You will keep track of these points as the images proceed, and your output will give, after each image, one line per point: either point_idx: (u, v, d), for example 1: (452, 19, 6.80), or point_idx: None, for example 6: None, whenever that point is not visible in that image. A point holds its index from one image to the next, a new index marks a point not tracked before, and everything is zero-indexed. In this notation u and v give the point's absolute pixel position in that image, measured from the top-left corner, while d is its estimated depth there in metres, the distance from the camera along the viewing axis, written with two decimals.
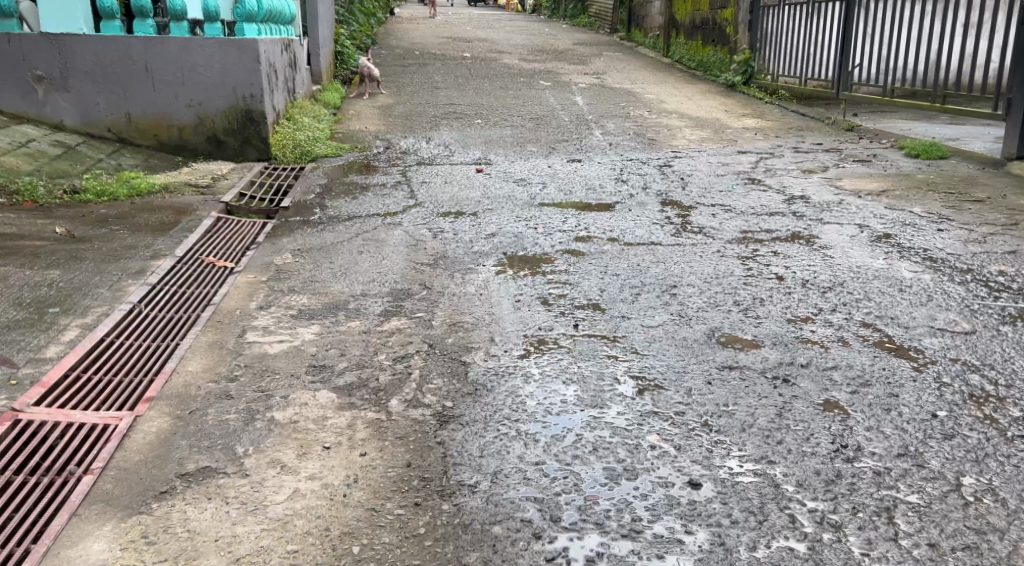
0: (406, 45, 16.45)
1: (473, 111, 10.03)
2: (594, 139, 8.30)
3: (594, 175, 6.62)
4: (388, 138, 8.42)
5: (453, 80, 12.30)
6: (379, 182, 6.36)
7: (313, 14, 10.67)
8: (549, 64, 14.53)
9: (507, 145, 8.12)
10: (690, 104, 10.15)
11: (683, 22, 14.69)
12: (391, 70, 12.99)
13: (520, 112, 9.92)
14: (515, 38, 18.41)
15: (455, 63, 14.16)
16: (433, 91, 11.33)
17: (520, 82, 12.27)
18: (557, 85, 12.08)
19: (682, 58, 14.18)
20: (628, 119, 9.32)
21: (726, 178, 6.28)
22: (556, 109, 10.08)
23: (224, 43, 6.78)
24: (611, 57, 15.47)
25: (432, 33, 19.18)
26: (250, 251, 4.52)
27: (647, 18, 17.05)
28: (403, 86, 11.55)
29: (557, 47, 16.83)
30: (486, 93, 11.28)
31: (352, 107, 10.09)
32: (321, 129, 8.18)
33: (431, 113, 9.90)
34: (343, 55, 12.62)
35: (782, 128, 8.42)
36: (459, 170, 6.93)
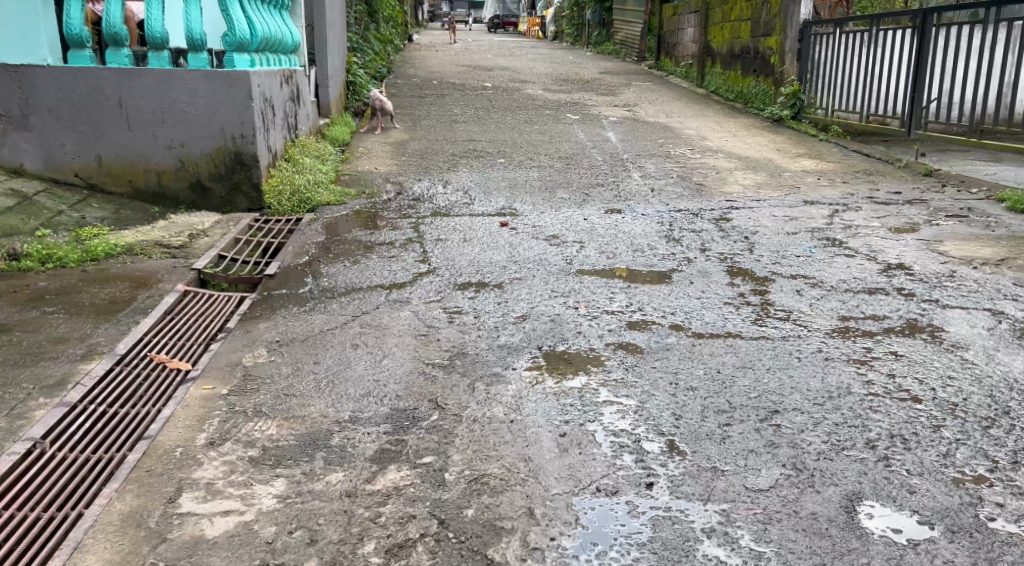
0: (424, 75, 15.61)
1: (496, 148, 9.09)
2: (633, 184, 7.34)
3: (639, 230, 5.64)
4: (400, 181, 7.48)
5: (474, 112, 11.39)
6: (387, 239, 5.41)
7: (322, 41, 9.83)
8: (576, 94, 13.60)
9: (534, 190, 7.16)
10: (735, 141, 9.19)
11: (719, 51, 13.75)
12: (406, 102, 12.11)
13: (547, 150, 8.98)
14: (538, 66, 17.53)
15: (475, 94, 13.28)
16: (451, 125, 10.41)
17: (547, 115, 11.34)
18: (586, 118, 11.15)
19: (719, 88, 13.22)
20: (668, 159, 8.36)
21: (797, 237, 5.29)
22: (587, 147, 9.13)
23: (210, 75, 5.86)
24: (641, 87, 14.51)
25: (452, 62, 18.36)
26: (213, 344, 3.53)
27: (679, 45, 16.11)
28: (419, 120, 10.66)
29: (583, 76, 15.91)
30: (509, 127, 10.35)
31: (361, 144, 9.19)
32: (325, 170, 7.26)
33: (448, 151, 8.97)
34: (355, 85, 11.76)
35: (845, 173, 7.45)
36: (482, 222, 5.98)
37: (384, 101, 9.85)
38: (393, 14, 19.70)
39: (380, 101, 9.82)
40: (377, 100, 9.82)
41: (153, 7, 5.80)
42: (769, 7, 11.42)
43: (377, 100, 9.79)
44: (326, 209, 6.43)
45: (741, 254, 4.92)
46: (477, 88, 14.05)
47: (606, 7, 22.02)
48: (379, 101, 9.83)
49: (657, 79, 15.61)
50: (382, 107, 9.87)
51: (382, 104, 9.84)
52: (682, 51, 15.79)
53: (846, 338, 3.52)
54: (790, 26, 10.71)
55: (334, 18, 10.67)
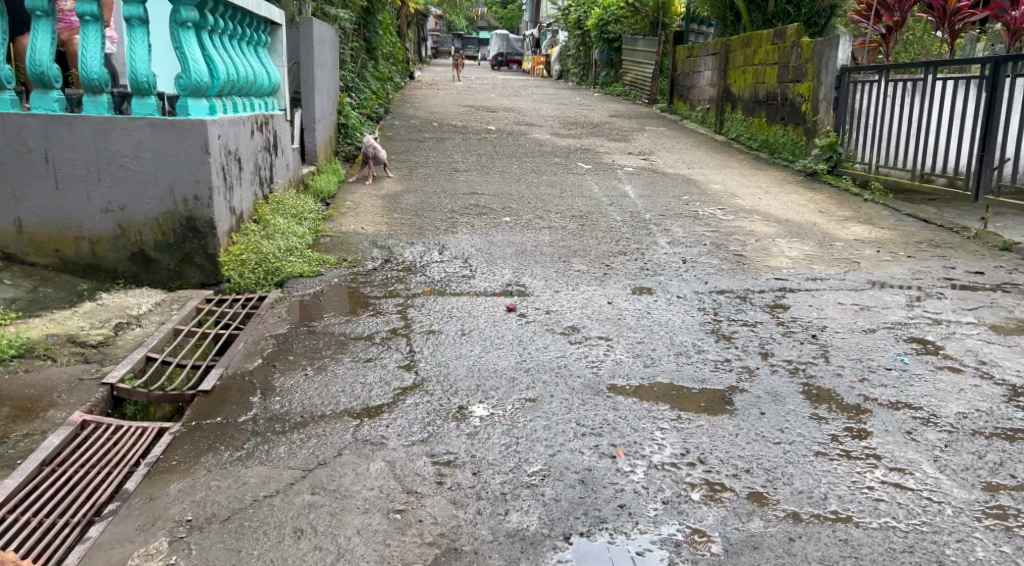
0: (423, 116, 14.65)
1: (499, 204, 8.05)
2: (660, 253, 6.29)
3: (678, 321, 4.58)
4: (388, 245, 6.43)
5: (476, 160, 10.39)
6: (364, 329, 4.35)
7: (309, 81, 8.87)
8: (586, 140, 12.62)
9: (544, 259, 6.11)
10: (769, 200, 8.19)
11: (739, 96, 12.80)
12: (403, 147, 11.11)
13: (556, 206, 7.94)
14: (545, 108, 16.58)
15: (477, 138, 12.29)
16: (449, 175, 9.38)
17: (556, 164, 10.36)
18: (599, 167, 10.17)
19: (741, 136, 12.24)
20: (696, 220, 7.33)
21: (878, 342, 4.23)
22: (602, 203, 8.10)
23: (157, 125, 4.85)
24: (656, 132, 13.53)
25: (453, 101, 17.45)
26: (94, 524, 2.62)
27: (693, 88, 15.16)
28: (415, 169, 9.63)
29: (592, 120, 14.94)
30: (513, 178, 9.33)
31: (348, 196, 8.15)
32: (301, 231, 6.23)
33: (445, 206, 7.93)
34: (348, 127, 10.78)
35: (907, 246, 6.41)
36: (484, 304, 4.92)
37: (377, 147, 8.90)
38: (393, 51, 18.81)
39: (373, 147, 8.88)
40: (370, 146, 8.88)
41: (88, 37, 4.86)
42: (799, 50, 10.47)
43: (370, 146, 8.84)
44: (297, 283, 5.38)
45: (814, 366, 3.86)
46: (480, 131, 13.07)
47: (615, 47, 21.15)
48: (372, 147, 8.89)
49: (671, 124, 14.64)
50: (375, 153, 8.90)
51: (375, 150, 8.89)
52: (697, 95, 14.84)
53: (1020, 545, 2.51)
54: (824, 72, 9.74)
55: (324, 56, 9.74)
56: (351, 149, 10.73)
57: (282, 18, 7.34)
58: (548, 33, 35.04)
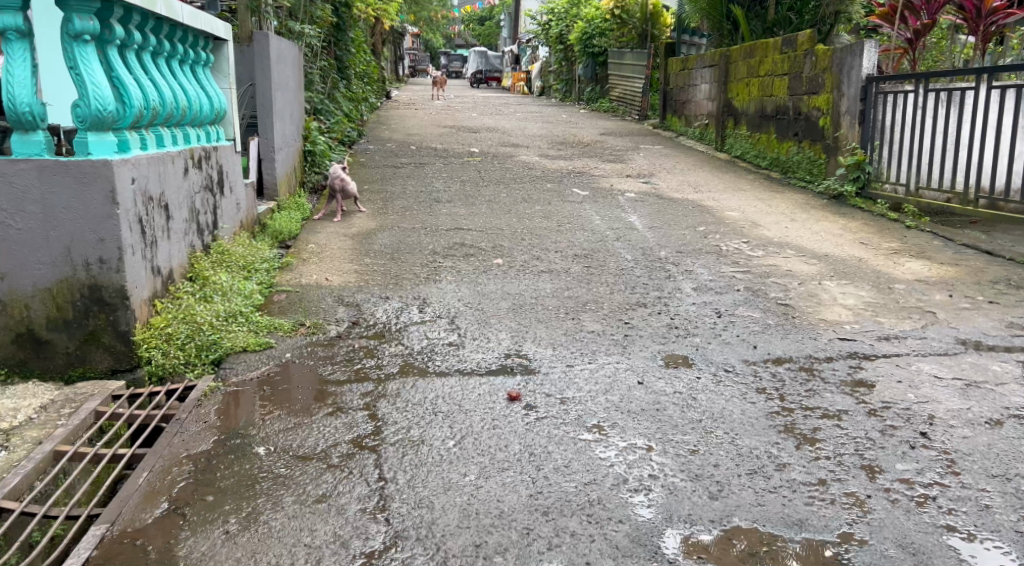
0: (400, 138, 13.52)
1: (487, 242, 6.92)
2: (688, 304, 5.17)
3: (737, 415, 3.46)
4: (357, 302, 5.29)
5: (458, 189, 9.27)
6: (317, 441, 3.23)
7: (265, 103, 7.80)
8: (579, 162, 11.54)
9: (548, 316, 4.98)
10: (800, 229, 7.11)
11: (741, 109, 11.68)
12: (376, 175, 9.98)
13: (553, 244, 6.83)
14: (530, 127, 15.50)
15: (458, 162, 11.18)
16: (428, 207, 8.24)
17: (549, 190, 9.27)
18: (597, 193, 9.08)
19: (746, 154, 11.18)
20: (721, 257, 6.24)
21: (1017, 448, 3.14)
22: (607, 237, 7.00)
23: (47, 167, 3.71)
24: (652, 151, 12.47)
25: (431, 122, 16.34)
26: None
27: (688, 102, 14.11)
28: (389, 201, 8.49)
29: (581, 139, 13.86)
30: (500, 209, 8.20)
31: (311, 238, 7.01)
32: (250, 288, 5.10)
33: (425, 246, 6.79)
34: (315, 154, 9.66)
35: (981, 288, 5.35)
36: (479, 388, 3.78)
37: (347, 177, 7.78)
38: (366, 69, 17.68)
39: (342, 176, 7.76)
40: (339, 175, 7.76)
41: None
42: (813, 58, 9.37)
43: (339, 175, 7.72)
44: (239, 362, 4.22)
45: (947, 508, 2.76)
46: (461, 154, 11.96)
47: (599, 61, 20.13)
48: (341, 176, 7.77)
49: (667, 142, 13.58)
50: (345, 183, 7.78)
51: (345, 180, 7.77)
52: (693, 110, 13.78)
53: None
54: (845, 81, 8.66)
55: (285, 75, 8.64)
56: (316, 178, 9.59)
57: (228, 32, 6.21)
58: (527, 48, 34.05)
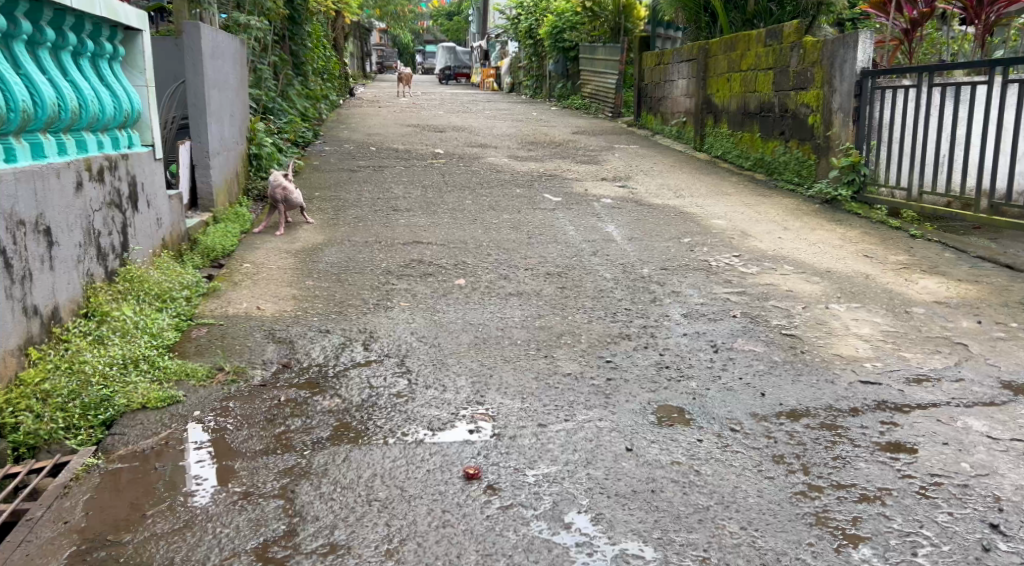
0: (360, 139, 12.72)
1: (447, 259, 6.16)
2: (678, 335, 4.46)
3: (751, 499, 2.77)
4: (291, 338, 4.53)
5: (419, 195, 8.49)
6: (208, 554, 2.60)
7: (196, 102, 7.09)
8: (550, 164, 10.80)
9: (515, 353, 4.24)
10: (793, 239, 6.43)
11: (722, 107, 10.93)
12: (330, 181, 9.19)
13: (522, 260, 6.08)
14: (499, 126, 14.74)
15: (420, 165, 10.41)
16: (384, 217, 7.47)
17: (518, 196, 8.52)
18: (570, 199, 8.35)
19: (728, 154, 10.51)
20: (712, 274, 5.53)
21: None
22: (582, 251, 6.27)
23: None
24: (628, 151, 11.76)
25: (395, 121, 15.51)
26: None
27: (664, 99, 13.42)
28: (341, 211, 7.71)
29: (553, 139, 13.12)
30: (464, 219, 7.44)
31: (249, 257, 6.23)
32: (160, 324, 4.37)
33: (377, 265, 6.03)
34: (261, 158, 9.07)
35: (1010, 311, 4.67)
36: (429, 462, 3.04)
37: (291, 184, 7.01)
38: (325, 65, 16.79)
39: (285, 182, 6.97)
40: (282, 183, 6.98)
41: None
42: (801, 51, 8.66)
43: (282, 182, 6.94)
44: (133, 427, 3.48)
45: None
46: (424, 156, 11.19)
47: (571, 57, 19.38)
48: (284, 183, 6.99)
49: (642, 141, 12.88)
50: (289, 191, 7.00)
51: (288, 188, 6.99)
52: (670, 107, 13.09)
53: None
54: (838, 76, 7.88)
55: (223, 75, 7.92)
56: (262, 185, 8.77)
57: (141, 22, 5.44)
58: (497, 43, 33.24)
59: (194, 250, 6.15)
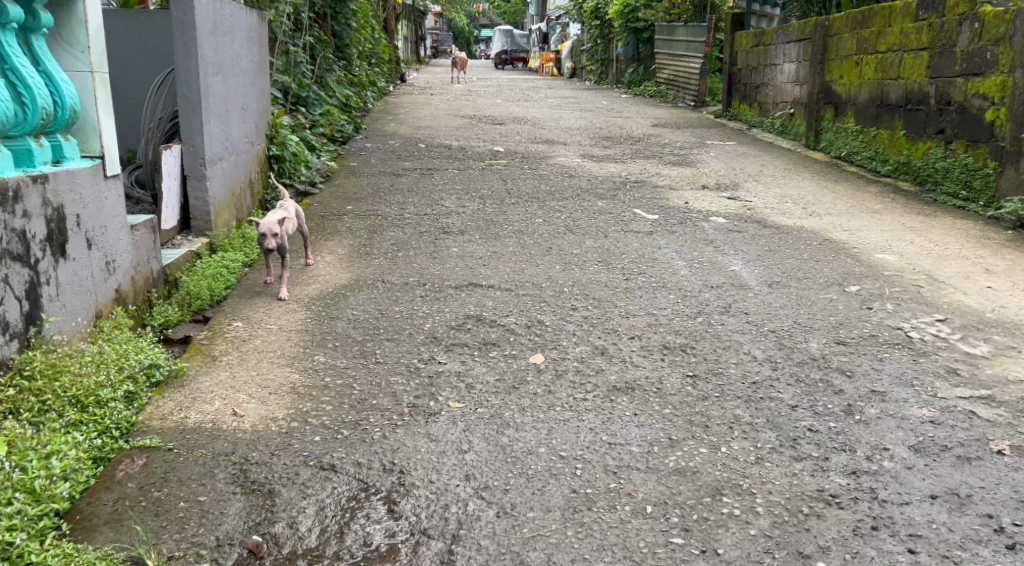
0: (408, 133, 11.01)
1: (517, 314, 4.40)
2: (921, 496, 2.70)
3: None
4: (270, 486, 2.76)
5: (476, 213, 6.75)
6: None
7: (185, 93, 5.33)
8: (634, 166, 8.96)
9: (645, 531, 2.57)
10: (1010, 291, 4.51)
11: (846, 96, 8.96)
12: (368, 190, 7.49)
13: (624, 319, 4.30)
14: (566, 117, 12.91)
15: (477, 168, 8.66)
16: (432, 246, 5.76)
17: (601, 212, 6.71)
18: (668, 217, 6.51)
19: (857, 154, 8.57)
20: (919, 359, 3.66)
21: None
22: (710, 305, 4.46)
23: None
24: (725, 149, 9.85)
25: (448, 110, 13.76)
26: None
27: (763, 85, 11.43)
28: (377, 236, 6.00)
29: (631, 133, 11.26)
30: (533, 249, 5.67)
31: (243, 310, 4.49)
32: (66, 453, 2.74)
33: (416, 322, 4.29)
34: (283, 160, 7.39)
35: None
36: None
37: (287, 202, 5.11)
38: (372, 48, 15.10)
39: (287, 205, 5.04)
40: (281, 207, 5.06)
41: None
42: (975, 25, 6.70)
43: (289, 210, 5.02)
44: None
45: None
46: (482, 156, 9.44)
47: (643, 38, 17.42)
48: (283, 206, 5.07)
49: (737, 135, 10.95)
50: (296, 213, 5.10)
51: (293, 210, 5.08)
52: (771, 96, 11.13)
53: None
54: None
55: (232, 62, 6.22)
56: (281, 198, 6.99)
57: None
58: (556, 27, 31.24)
59: (154, 303, 4.39)
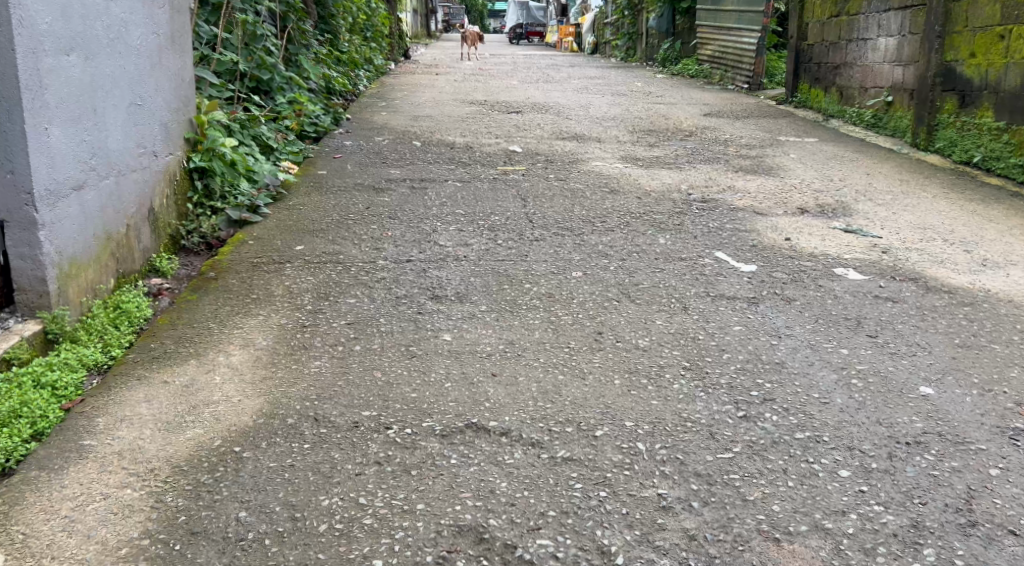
0: (402, 125, 8.84)
1: (558, 526, 2.29)
2: None
3: None
4: None
5: (482, 258, 4.63)
6: None
7: None
8: (694, 174, 6.81)
9: None
10: None
11: (978, 80, 6.72)
12: (332, 217, 5.36)
13: (773, 549, 2.20)
14: (596, 103, 10.71)
15: (485, 179, 6.51)
16: (410, 330, 3.63)
17: (668, 257, 4.57)
18: (769, 268, 4.37)
19: (999, 161, 6.35)
20: None
21: None
22: (926, 505, 2.33)
23: None
24: (805, 149, 7.68)
25: (456, 94, 11.61)
26: None
27: (843, 66, 9.18)
28: (325, 307, 3.87)
29: (680, 126, 9.06)
30: (574, 337, 3.53)
31: (35, 507, 2.38)
32: None
33: (357, 557, 2.21)
34: (211, 176, 5.28)
35: None
36: None
37: None
38: (367, 20, 12.93)
39: None
40: None
41: None
42: None
43: None
44: None
45: None
46: (493, 159, 7.29)
47: (682, 10, 15.15)
48: None
49: (812, 129, 8.74)
50: None
51: None
52: (856, 81, 8.89)
53: None
54: None
55: (109, 34, 4.09)
56: (191, 242, 4.94)
57: None
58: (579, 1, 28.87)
59: None
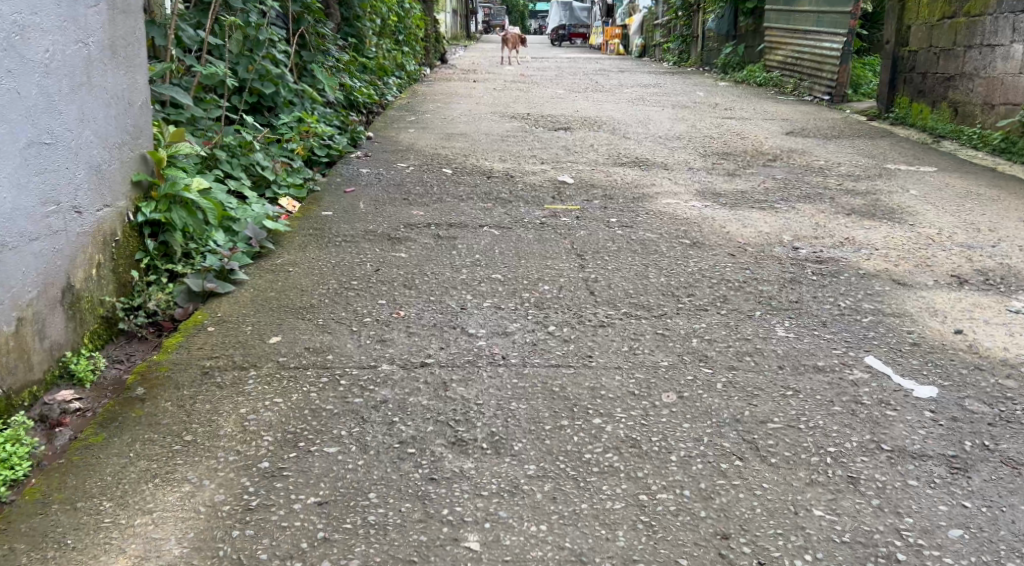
0: (431, 146, 7.50)
1: None
2: None
3: None
4: None
5: (528, 362, 3.27)
6: None
7: None
8: (794, 216, 5.38)
9: None
10: None
11: None
12: (328, 287, 4.01)
13: None
14: (657, 118, 9.28)
15: (530, 223, 5.13)
16: (414, 521, 2.30)
17: (795, 366, 3.18)
18: (953, 393, 2.96)
19: None
20: None
21: None
22: None
23: None
24: (925, 182, 6.21)
25: (496, 106, 10.27)
26: None
27: (959, 77, 7.66)
28: (289, 466, 2.53)
29: (760, 148, 7.61)
30: (681, 550, 2.20)
31: None
32: None
33: None
34: (167, 230, 3.95)
35: None
36: None
37: None
38: (398, 21, 11.62)
39: None
40: None
41: None
42: None
43: None
44: None
45: None
46: (540, 193, 5.91)
47: (745, 11, 13.66)
48: None
49: (924, 152, 7.23)
50: None
51: None
52: (977, 96, 7.39)
53: None
54: None
55: None
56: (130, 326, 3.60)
57: None
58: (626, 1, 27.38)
59: None
